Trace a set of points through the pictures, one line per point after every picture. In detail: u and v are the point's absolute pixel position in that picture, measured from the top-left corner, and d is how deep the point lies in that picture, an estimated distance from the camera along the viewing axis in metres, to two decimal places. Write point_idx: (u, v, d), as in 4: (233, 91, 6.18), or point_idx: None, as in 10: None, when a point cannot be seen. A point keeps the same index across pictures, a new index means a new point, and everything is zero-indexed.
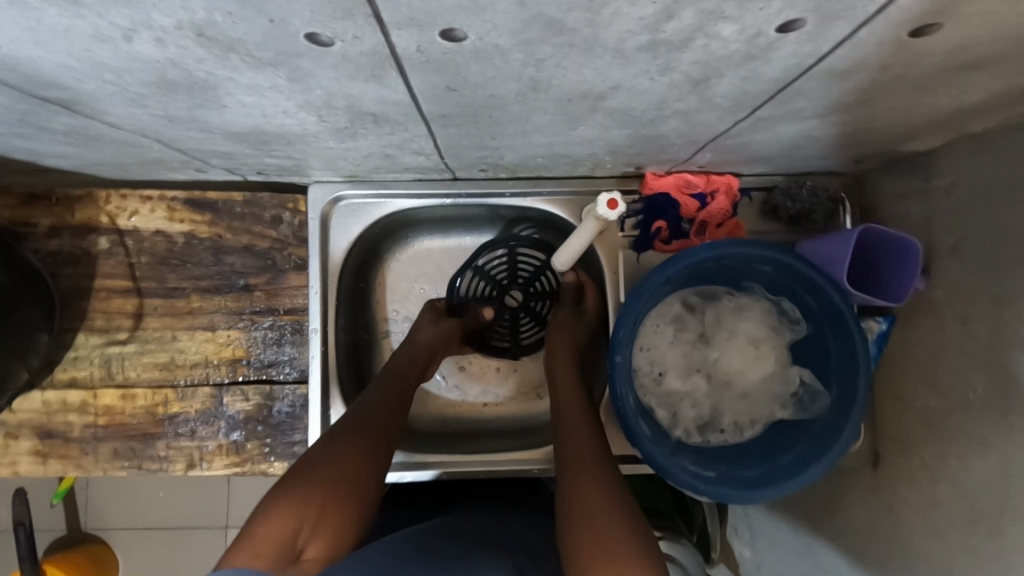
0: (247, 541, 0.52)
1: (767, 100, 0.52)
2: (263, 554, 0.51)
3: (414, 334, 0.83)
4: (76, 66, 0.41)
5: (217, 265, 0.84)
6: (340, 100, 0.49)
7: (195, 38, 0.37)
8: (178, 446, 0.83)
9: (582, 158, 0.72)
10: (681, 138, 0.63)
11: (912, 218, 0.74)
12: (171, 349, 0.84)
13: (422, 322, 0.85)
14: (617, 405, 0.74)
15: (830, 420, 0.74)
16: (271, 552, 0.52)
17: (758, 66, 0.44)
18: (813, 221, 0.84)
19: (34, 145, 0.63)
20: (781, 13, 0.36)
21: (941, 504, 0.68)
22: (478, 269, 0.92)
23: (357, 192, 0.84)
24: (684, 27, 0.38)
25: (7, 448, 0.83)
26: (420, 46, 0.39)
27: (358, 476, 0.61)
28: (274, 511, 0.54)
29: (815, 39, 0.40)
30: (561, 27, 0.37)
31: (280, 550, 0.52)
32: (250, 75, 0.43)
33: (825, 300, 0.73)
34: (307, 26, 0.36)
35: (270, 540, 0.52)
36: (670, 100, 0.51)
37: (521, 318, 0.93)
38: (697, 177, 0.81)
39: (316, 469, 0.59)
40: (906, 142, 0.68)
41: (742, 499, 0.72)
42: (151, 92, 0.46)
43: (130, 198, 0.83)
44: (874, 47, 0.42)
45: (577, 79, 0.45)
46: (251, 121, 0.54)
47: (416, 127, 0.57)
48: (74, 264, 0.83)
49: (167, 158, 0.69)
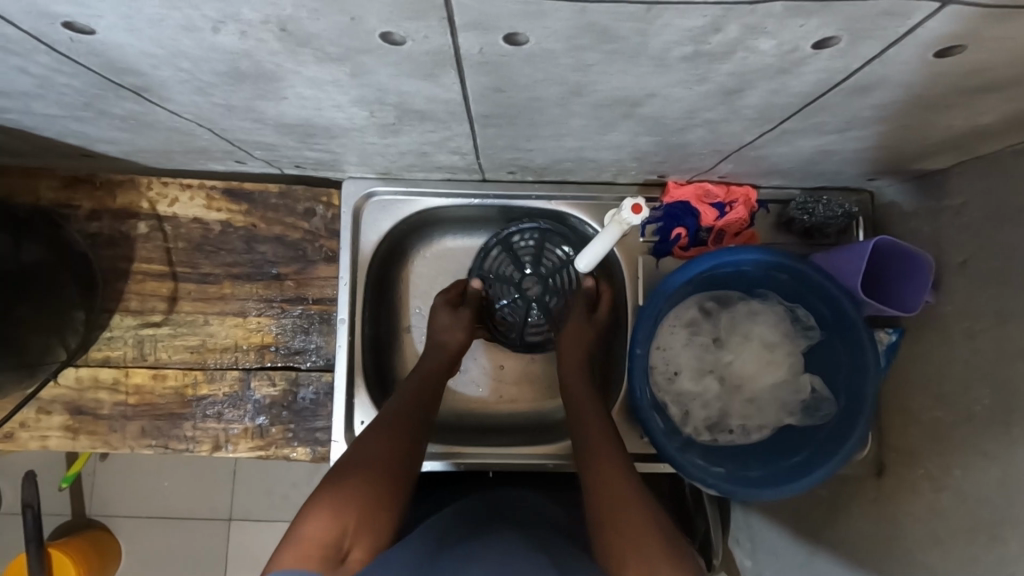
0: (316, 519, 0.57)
1: (794, 113, 0.55)
2: (313, 555, 0.54)
3: (443, 336, 0.85)
4: (159, 54, 0.45)
5: (250, 253, 0.88)
6: (392, 96, 0.52)
7: (276, 32, 0.41)
8: (204, 428, 0.86)
9: (608, 164, 0.75)
10: (706, 147, 0.67)
11: (924, 235, 0.77)
12: (203, 333, 0.87)
13: (446, 323, 0.86)
14: (634, 399, 0.77)
15: (837, 425, 0.77)
16: (321, 553, 0.55)
17: (788, 80, 0.48)
18: (826, 235, 0.88)
19: (90, 129, 0.66)
20: (817, 30, 0.40)
21: (944, 514, 0.70)
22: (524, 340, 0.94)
23: (388, 189, 0.87)
24: (727, 39, 0.41)
25: (38, 422, 0.85)
26: (481, 47, 0.42)
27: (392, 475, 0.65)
28: (317, 513, 0.58)
29: (846, 56, 0.44)
30: (613, 35, 0.40)
31: (327, 552, 0.55)
32: (315, 69, 0.47)
33: (839, 309, 0.76)
34: (381, 25, 0.39)
35: (317, 542, 0.55)
36: (702, 109, 0.54)
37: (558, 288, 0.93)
38: (716, 188, 0.83)
39: (354, 475, 0.63)
40: (920, 160, 0.71)
41: (749, 497, 0.75)
42: (219, 81, 0.50)
43: (169, 186, 0.86)
44: (899, 66, 0.45)
45: (619, 86, 0.49)
46: (304, 114, 0.57)
47: (459, 126, 0.60)
48: (112, 246, 0.86)
49: (214, 147, 0.72)
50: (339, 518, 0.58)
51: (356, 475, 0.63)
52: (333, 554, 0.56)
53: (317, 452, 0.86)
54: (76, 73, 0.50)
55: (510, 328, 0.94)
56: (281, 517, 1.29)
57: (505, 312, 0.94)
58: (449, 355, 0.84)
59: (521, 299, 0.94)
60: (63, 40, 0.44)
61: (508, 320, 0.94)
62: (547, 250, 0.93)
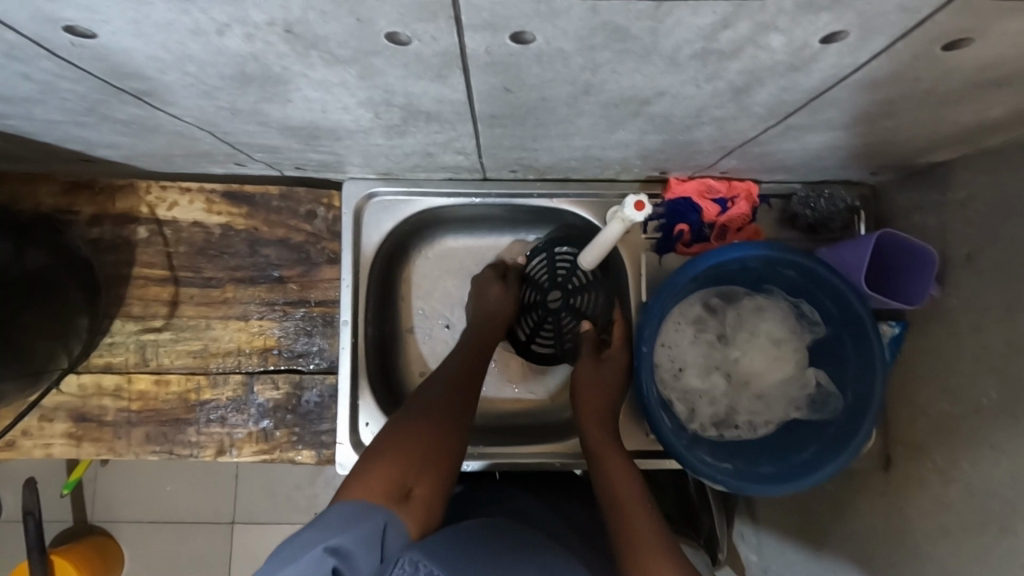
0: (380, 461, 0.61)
1: (801, 109, 0.55)
2: (379, 489, 0.58)
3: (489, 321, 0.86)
4: (163, 58, 0.44)
5: (252, 256, 0.87)
6: (399, 98, 0.52)
7: (283, 34, 0.40)
8: (208, 432, 0.85)
9: (613, 162, 0.75)
10: (712, 144, 0.66)
11: (928, 228, 0.77)
12: (205, 337, 0.86)
13: (497, 295, 0.88)
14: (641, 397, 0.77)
15: (845, 420, 0.77)
16: (387, 488, 0.59)
17: (797, 76, 0.47)
18: (829, 230, 0.88)
19: (90, 134, 0.66)
20: (829, 26, 0.39)
21: (953, 507, 0.70)
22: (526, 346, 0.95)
23: (391, 190, 0.86)
24: (738, 37, 0.41)
25: (41, 430, 0.85)
26: (490, 48, 0.42)
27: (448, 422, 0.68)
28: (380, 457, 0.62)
29: (856, 51, 0.43)
30: (625, 33, 0.40)
31: (392, 487, 0.59)
32: (321, 71, 0.46)
33: (845, 304, 0.76)
34: (390, 27, 0.39)
35: (383, 479, 0.59)
36: (710, 106, 0.54)
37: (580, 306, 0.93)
38: (719, 183, 0.83)
39: (412, 422, 0.67)
40: (924, 154, 0.71)
41: (758, 493, 0.75)
42: (223, 85, 0.49)
43: (169, 189, 0.85)
44: (909, 61, 0.45)
45: (628, 84, 0.49)
46: (309, 117, 0.57)
47: (464, 126, 0.59)
48: (113, 251, 0.85)
49: (215, 150, 0.71)
50: (400, 461, 0.62)
51: (412, 423, 0.67)
52: (398, 489, 0.59)
53: (322, 454, 0.86)
54: (78, 78, 0.49)
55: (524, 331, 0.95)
56: (284, 520, 1.28)
57: (524, 315, 0.95)
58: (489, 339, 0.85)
59: (544, 308, 0.94)
60: (66, 46, 0.43)
61: (526, 323, 0.95)
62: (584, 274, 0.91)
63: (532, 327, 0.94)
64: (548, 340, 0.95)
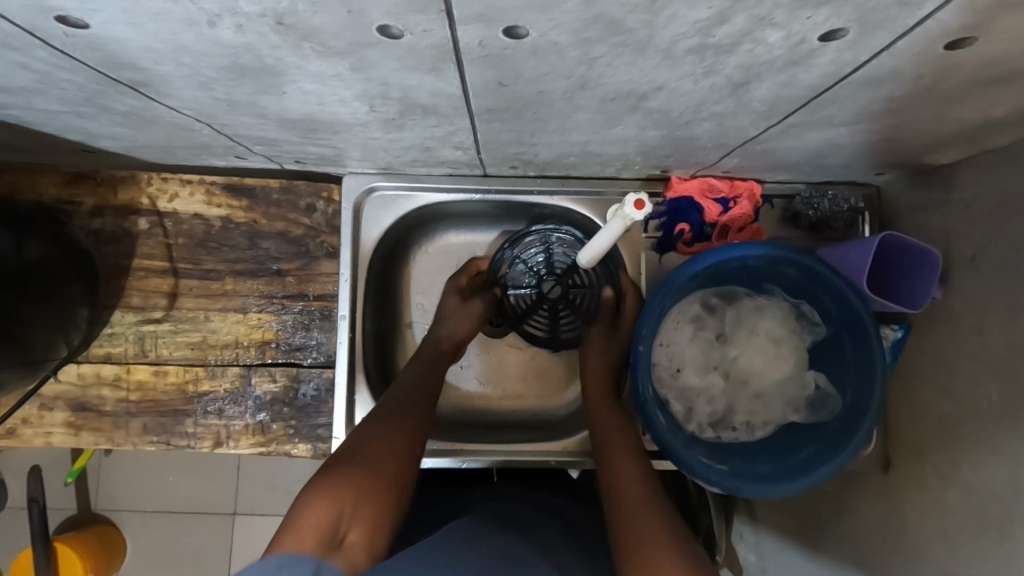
0: (315, 498, 0.56)
1: (802, 106, 0.54)
2: (310, 537, 0.53)
3: (443, 323, 0.85)
4: (157, 48, 0.44)
5: (252, 249, 0.87)
6: (395, 91, 0.51)
7: (275, 25, 0.40)
8: (206, 424, 0.85)
9: (613, 158, 0.74)
10: (712, 141, 0.66)
11: (931, 230, 0.76)
12: (204, 330, 0.86)
13: (454, 309, 0.86)
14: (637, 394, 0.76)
15: (842, 423, 0.77)
16: (318, 535, 0.54)
17: (796, 73, 0.47)
18: (832, 230, 0.87)
19: (91, 125, 0.66)
20: (827, 21, 0.39)
21: (953, 510, 0.70)
22: (556, 335, 0.93)
23: (391, 184, 0.86)
24: (734, 32, 0.40)
25: (41, 419, 0.85)
26: (483, 41, 0.41)
27: (394, 461, 0.64)
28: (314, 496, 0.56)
29: (856, 47, 0.43)
30: (619, 27, 0.39)
31: (325, 534, 0.54)
32: (315, 63, 0.46)
33: (845, 306, 0.75)
34: (382, 18, 0.39)
35: (316, 523, 0.54)
36: (709, 102, 0.53)
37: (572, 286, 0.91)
38: (721, 182, 0.82)
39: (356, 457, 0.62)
40: (929, 153, 0.70)
41: (753, 493, 0.74)
42: (218, 76, 0.49)
43: (170, 181, 0.86)
44: (910, 58, 0.44)
45: (625, 79, 0.48)
46: (305, 110, 0.57)
47: (461, 120, 0.59)
48: (113, 243, 0.86)
49: (214, 143, 0.71)
50: (337, 501, 0.57)
51: (352, 458, 0.62)
52: (331, 537, 0.54)
53: (319, 448, 0.86)
54: (74, 68, 0.49)
55: (541, 333, 0.93)
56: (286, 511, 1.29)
57: (529, 319, 0.93)
58: (447, 344, 0.84)
59: (542, 302, 0.92)
60: (59, 35, 0.43)
61: (536, 322, 0.93)
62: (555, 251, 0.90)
63: (546, 322, 0.93)
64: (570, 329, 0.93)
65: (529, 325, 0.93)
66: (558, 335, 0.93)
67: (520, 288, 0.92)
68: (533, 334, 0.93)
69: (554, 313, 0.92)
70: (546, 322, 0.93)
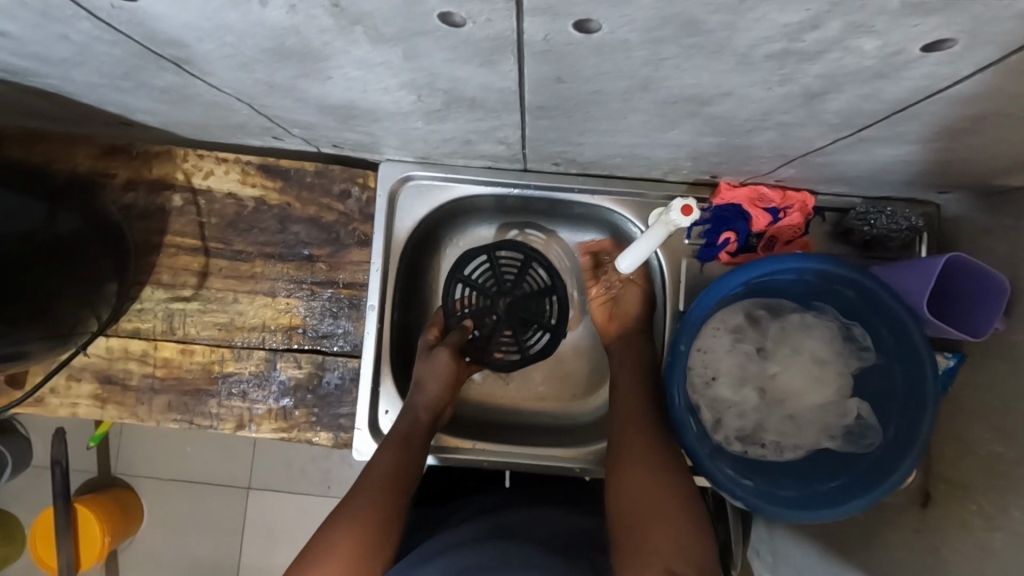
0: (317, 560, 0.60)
1: (881, 120, 0.50)
2: None
3: (422, 390, 0.80)
4: (203, 26, 0.42)
5: (282, 232, 0.86)
6: (443, 82, 0.49)
7: (329, 8, 0.38)
8: (229, 406, 0.85)
9: (660, 162, 0.71)
10: (772, 150, 0.62)
11: (998, 256, 0.72)
12: (231, 311, 0.86)
13: (426, 372, 0.81)
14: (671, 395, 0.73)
15: (881, 455, 0.73)
16: None
17: (883, 85, 0.43)
18: (886, 248, 0.82)
19: (129, 99, 0.65)
20: (934, 31, 0.35)
21: (999, 557, 0.65)
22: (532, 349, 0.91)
23: (427, 174, 0.84)
24: (825, 38, 0.37)
25: (69, 388, 0.86)
26: (548, 35, 0.38)
27: (387, 499, 0.67)
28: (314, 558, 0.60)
29: (957, 61, 0.39)
30: (698, 28, 0.36)
31: None
32: (365, 49, 0.43)
33: (901, 331, 0.71)
34: (442, 5, 0.36)
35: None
36: (778, 111, 0.50)
37: (523, 300, 0.91)
38: (773, 192, 0.78)
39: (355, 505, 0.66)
40: (1005, 177, 0.65)
41: (777, 514, 0.71)
42: (263, 58, 0.47)
43: (205, 158, 0.85)
44: (1015, 76, 0.40)
45: (692, 82, 0.45)
46: (347, 96, 0.55)
47: (509, 115, 0.56)
48: (146, 218, 0.85)
49: (251, 123, 0.70)
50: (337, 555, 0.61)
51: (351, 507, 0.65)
52: None
53: (340, 438, 0.85)
54: (117, 42, 0.48)
55: (545, 339, 0.91)
56: (301, 491, 1.29)
57: (525, 340, 0.91)
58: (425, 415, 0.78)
59: (502, 322, 0.91)
60: (105, 7, 0.42)
61: (500, 347, 0.91)
62: (476, 278, 0.90)
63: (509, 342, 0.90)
64: (556, 312, 0.92)
65: (501, 350, 0.90)
66: (534, 347, 0.91)
67: (478, 316, 0.90)
68: (505, 355, 0.90)
69: (535, 317, 0.91)
70: (513, 339, 0.91)
